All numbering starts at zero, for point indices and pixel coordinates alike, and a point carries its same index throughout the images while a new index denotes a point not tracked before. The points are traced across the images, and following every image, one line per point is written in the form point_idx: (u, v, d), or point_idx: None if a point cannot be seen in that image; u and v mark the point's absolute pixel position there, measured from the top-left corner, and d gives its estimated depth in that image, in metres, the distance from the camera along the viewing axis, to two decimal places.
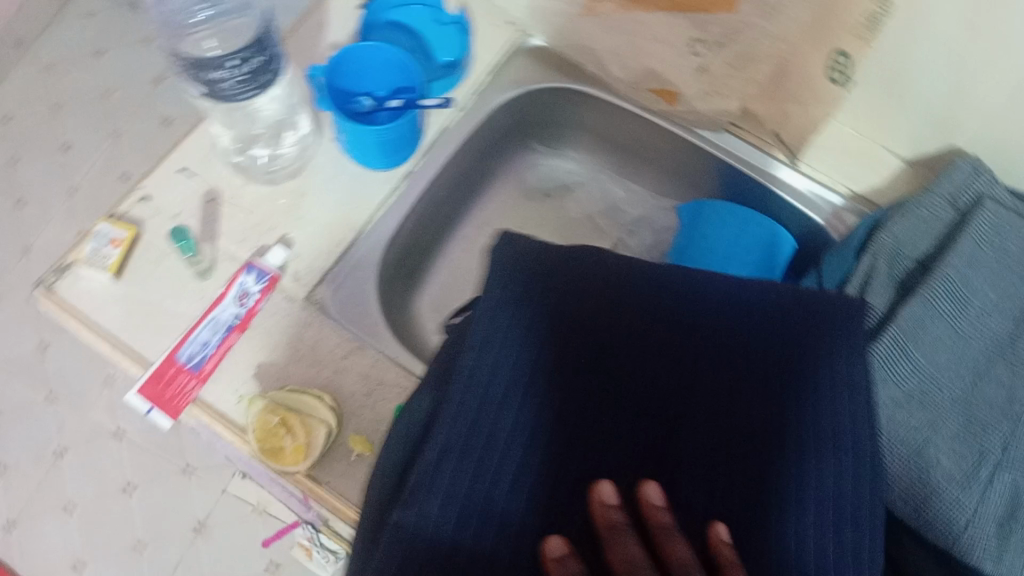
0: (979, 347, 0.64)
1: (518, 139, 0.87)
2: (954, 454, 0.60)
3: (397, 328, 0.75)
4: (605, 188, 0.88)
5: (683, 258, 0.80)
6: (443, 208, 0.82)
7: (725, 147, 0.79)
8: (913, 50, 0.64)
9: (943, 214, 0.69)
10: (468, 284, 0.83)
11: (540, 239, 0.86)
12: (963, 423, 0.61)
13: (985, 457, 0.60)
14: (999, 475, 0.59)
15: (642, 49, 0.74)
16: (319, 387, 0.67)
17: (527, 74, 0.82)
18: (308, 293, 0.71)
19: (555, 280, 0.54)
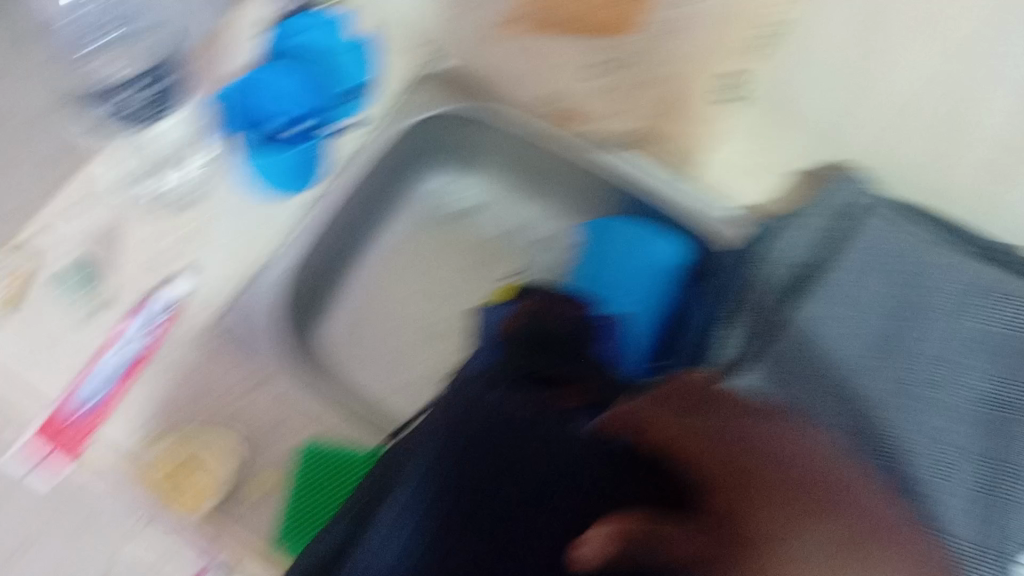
0: (856, 341, 0.68)
1: (422, 163, 0.88)
2: (848, 444, 0.62)
3: (304, 355, 0.73)
4: (508, 210, 0.89)
5: (588, 272, 0.82)
6: (347, 232, 0.81)
7: (635, 170, 0.80)
8: (799, 65, 0.69)
9: (824, 225, 0.74)
10: (374, 310, 0.82)
11: (446, 262, 0.87)
12: (852, 415, 0.64)
13: (870, 439, 0.63)
14: (880, 454, 0.62)
15: (549, 72, 0.76)
16: None
17: (434, 96, 0.83)
18: (211, 319, 0.69)
19: (452, 417, 0.53)
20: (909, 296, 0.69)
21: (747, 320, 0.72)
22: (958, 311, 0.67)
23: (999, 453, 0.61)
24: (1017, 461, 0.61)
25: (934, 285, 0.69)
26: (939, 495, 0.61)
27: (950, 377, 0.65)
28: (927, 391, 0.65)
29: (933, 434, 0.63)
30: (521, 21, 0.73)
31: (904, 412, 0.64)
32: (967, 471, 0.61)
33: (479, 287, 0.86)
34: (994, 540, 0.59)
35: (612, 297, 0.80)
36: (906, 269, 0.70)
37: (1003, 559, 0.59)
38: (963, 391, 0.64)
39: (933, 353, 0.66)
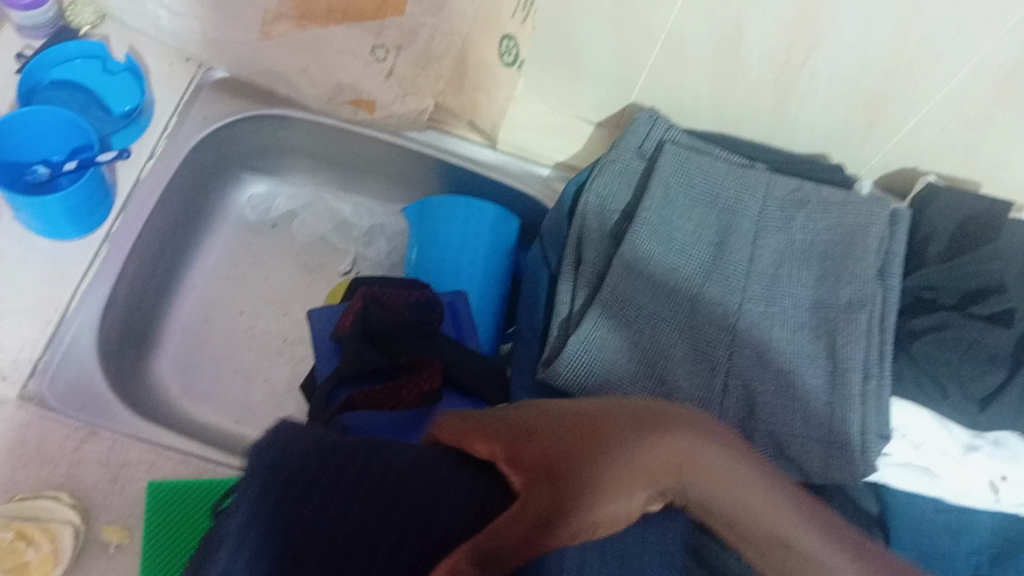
0: (685, 274, 0.70)
1: (228, 174, 0.84)
2: (688, 375, 0.67)
3: (137, 401, 0.70)
4: (331, 206, 0.87)
5: (422, 254, 0.80)
6: (161, 264, 0.77)
7: (430, 143, 0.81)
8: (572, 18, 0.69)
9: (635, 164, 0.75)
10: (210, 336, 0.79)
11: (278, 271, 0.84)
12: (689, 344, 0.68)
13: (717, 371, 0.67)
14: (730, 382, 0.66)
15: (330, 63, 0.74)
16: (54, 486, 0.61)
17: (217, 106, 0.78)
18: (20, 390, 0.64)
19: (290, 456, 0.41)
20: (723, 219, 0.72)
21: (579, 278, 0.71)
22: (766, 226, 0.72)
23: (826, 349, 0.66)
24: (838, 352, 0.65)
25: (743, 205, 0.72)
26: (782, 400, 0.65)
27: (771, 289, 0.69)
28: (755, 306, 0.69)
29: (767, 346, 0.67)
30: (285, 18, 0.70)
31: (744, 334, 0.68)
32: (800, 373, 0.66)
33: (316, 290, 0.84)
34: (837, 430, 0.63)
35: (451, 276, 0.78)
36: (716, 194, 0.73)
37: (850, 446, 0.62)
38: (790, 302, 0.69)
39: (758, 271, 0.70)
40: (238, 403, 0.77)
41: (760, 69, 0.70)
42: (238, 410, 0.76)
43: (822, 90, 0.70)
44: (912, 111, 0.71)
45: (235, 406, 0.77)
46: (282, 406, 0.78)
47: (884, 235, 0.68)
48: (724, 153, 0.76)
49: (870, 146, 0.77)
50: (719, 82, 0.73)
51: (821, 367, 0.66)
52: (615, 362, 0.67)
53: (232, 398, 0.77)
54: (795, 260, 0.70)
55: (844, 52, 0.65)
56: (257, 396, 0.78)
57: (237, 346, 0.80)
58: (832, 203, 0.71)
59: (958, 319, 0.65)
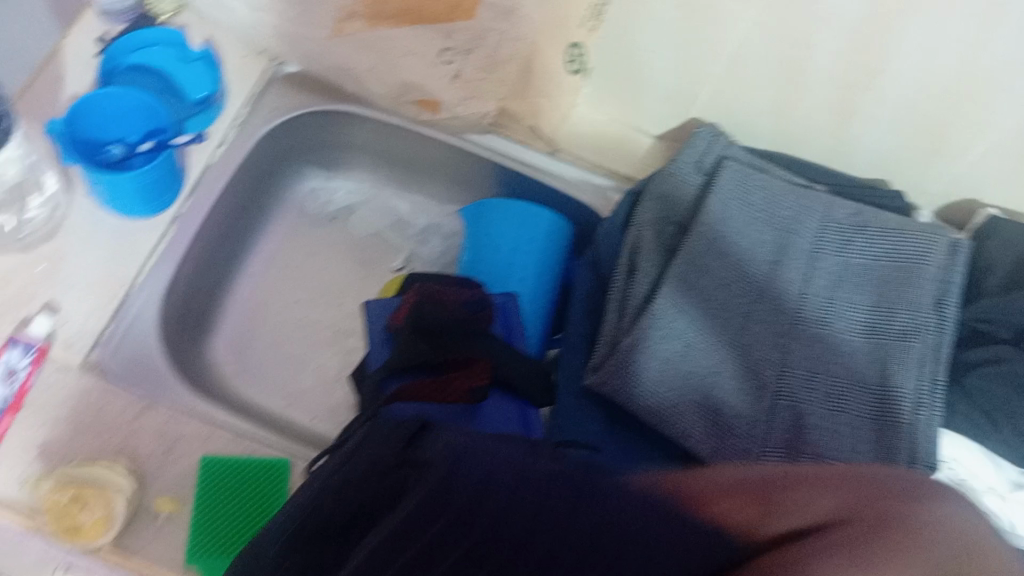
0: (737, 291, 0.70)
1: (293, 167, 0.86)
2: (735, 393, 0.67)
3: (192, 379, 0.72)
4: (390, 202, 0.89)
5: (475, 255, 0.81)
6: (223, 248, 0.80)
7: (491, 147, 0.82)
8: (639, 32, 0.71)
9: (693, 178, 0.75)
10: (265, 321, 0.81)
11: (333, 263, 0.86)
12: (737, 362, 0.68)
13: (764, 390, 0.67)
14: (777, 402, 0.66)
15: (398, 63, 0.75)
16: (111, 453, 0.63)
17: (287, 99, 0.81)
18: (83, 359, 0.67)
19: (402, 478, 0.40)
20: (778, 237, 0.72)
21: (631, 289, 0.71)
22: (823, 248, 0.71)
23: (877, 376, 0.65)
24: (889, 382, 0.64)
25: (800, 224, 0.72)
26: (827, 425, 0.65)
27: (823, 311, 0.68)
28: (806, 329, 0.68)
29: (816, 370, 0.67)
30: (357, 19, 0.72)
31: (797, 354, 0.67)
32: (851, 398, 0.65)
33: (368, 284, 0.85)
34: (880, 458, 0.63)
35: (501, 278, 0.79)
36: (773, 212, 0.72)
37: None
38: (845, 324, 0.68)
39: (815, 292, 0.69)
40: (287, 388, 0.78)
41: (823, 89, 0.70)
42: (287, 395, 0.78)
43: (887, 114, 0.70)
44: (977, 141, 0.70)
45: (284, 391, 0.78)
46: (329, 395, 0.79)
47: (944, 266, 0.67)
48: (784, 171, 0.75)
49: (931, 174, 0.76)
50: (780, 103, 0.73)
51: (871, 393, 0.65)
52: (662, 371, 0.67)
53: (282, 383, 0.79)
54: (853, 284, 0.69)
55: (911, 74, 0.64)
56: (306, 383, 0.79)
57: (289, 333, 0.81)
58: (891, 228, 0.70)
59: (1013, 353, 0.64)
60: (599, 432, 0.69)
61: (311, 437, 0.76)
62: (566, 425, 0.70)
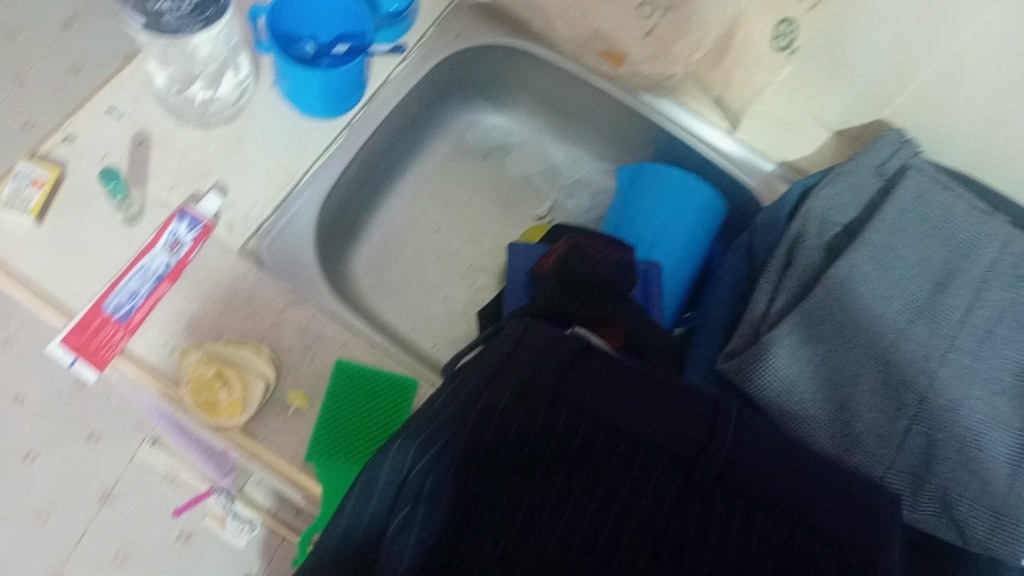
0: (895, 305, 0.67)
1: (460, 97, 0.86)
2: (871, 406, 0.64)
3: (334, 284, 0.73)
4: (545, 149, 0.88)
5: (624, 219, 0.80)
6: (381, 163, 0.80)
7: (661, 112, 0.80)
8: (852, 24, 0.68)
9: (871, 180, 0.72)
10: (405, 242, 0.82)
11: (478, 199, 0.86)
12: (880, 377, 0.65)
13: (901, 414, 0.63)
14: (914, 425, 0.63)
15: (592, 10, 0.73)
16: (256, 339, 0.65)
17: (472, 28, 0.80)
18: (241, 244, 0.68)
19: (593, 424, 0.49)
20: (948, 260, 0.69)
21: (784, 282, 0.69)
22: (994, 279, 0.67)
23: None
24: None
25: (975, 251, 0.68)
26: (965, 459, 0.61)
27: (981, 344, 0.65)
28: (960, 356, 0.65)
29: (963, 401, 0.63)
30: None
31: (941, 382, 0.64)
32: (997, 436, 0.61)
33: (509, 226, 0.85)
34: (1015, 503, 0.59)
35: (649, 246, 0.78)
36: (949, 232, 0.69)
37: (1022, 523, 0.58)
38: (1000, 362, 0.64)
39: (972, 324, 0.66)
40: (417, 311, 0.79)
41: None
42: (414, 318, 0.79)
43: None
44: None
45: (412, 314, 0.79)
46: (454, 326, 0.80)
47: None
48: (969, 194, 0.71)
49: None
50: (983, 124, 0.69)
51: (1017, 435, 0.61)
52: (800, 370, 0.65)
53: (412, 306, 0.79)
54: (1009, 309, 0.66)
55: None
56: (433, 310, 0.80)
57: (426, 260, 0.82)
58: None
59: None
60: None
61: (433, 363, 0.77)
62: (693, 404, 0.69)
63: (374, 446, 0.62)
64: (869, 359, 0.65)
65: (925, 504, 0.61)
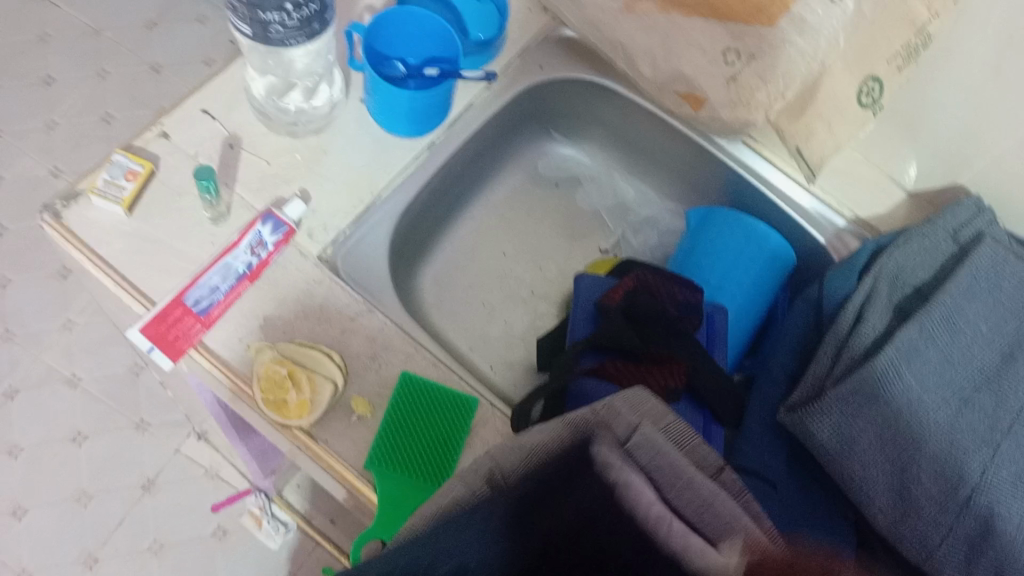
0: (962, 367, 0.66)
1: (536, 127, 0.88)
2: (938, 469, 0.63)
3: (401, 297, 0.75)
4: (615, 184, 0.89)
5: (690, 259, 0.81)
6: (455, 185, 0.82)
7: (732, 156, 0.81)
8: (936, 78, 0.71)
9: (944, 245, 0.72)
10: (471, 264, 0.84)
11: (545, 228, 0.87)
12: (950, 441, 0.63)
13: (965, 480, 0.63)
14: (979, 493, 0.62)
15: (677, 52, 0.75)
16: (327, 343, 0.66)
17: (555, 61, 0.82)
18: (319, 250, 0.71)
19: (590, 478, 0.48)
20: (1021, 332, 0.68)
21: (854, 335, 0.69)
22: None
23: None
24: None
25: None
26: None
27: None
28: None
29: None
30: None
31: (1005, 455, 0.63)
32: None
33: (573, 257, 0.86)
34: None
35: (713, 289, 0.78)
36: (1021, 304, 0.69)
37: None
38: None
39: None
40: (477, 333, 0.80)
41: None
42: (474, 339, 0.80)
43: None
44: None
45: (473, 334, 0.80)
46: (512, 350, 0.80)
47: None
48: None
49: None
50: None
51: None
52: (864, 425, 0.64)
53: (473, 327, 0.81)
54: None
55: None
56: (493, 332, 0.81)
57: (490, 283, 0.83)
58: None
59: None
60: (778, 468, 0.69)
61: (489, 384, 0.78)
62: (749, 450, 0.70)
63: (433, 457, 0.63)
64: (938, 420, 0.64)
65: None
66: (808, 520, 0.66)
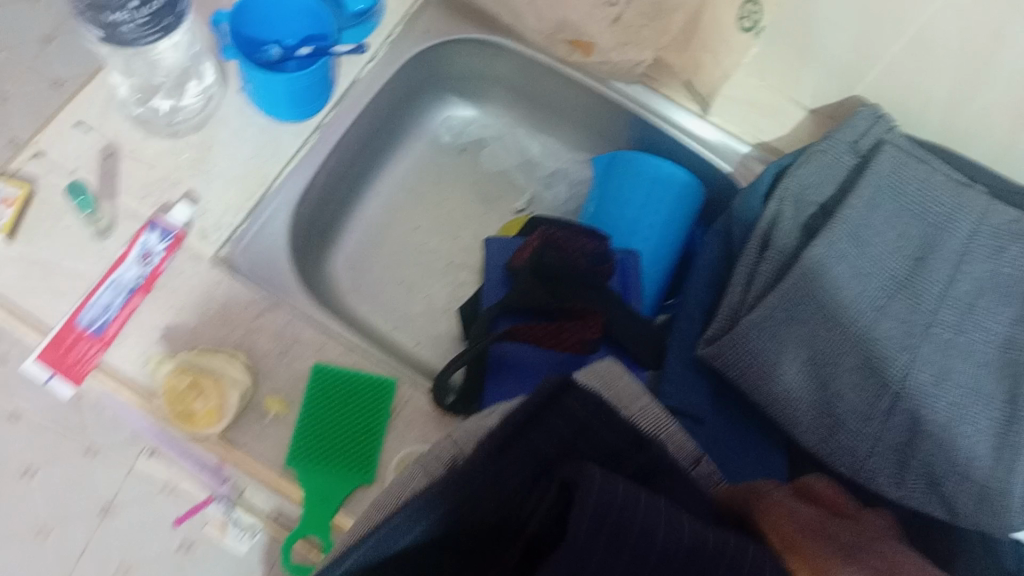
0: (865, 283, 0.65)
1: (431, 94, 0.85)
2: (854, 384, 0.64)
3: (311, 286, 0.73)
4: (521, 141, 0.87)
5: (601, 206, 0.80)
6: (355, 165, 0.80)
7: (635, 98, 0.80)
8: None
9: (846, 158, 0.72)
10: (383, 243, 0.81)
11: (455, 195, 0.85)
12: (861, 355, 0.64)
13: (882, 391, 0.64)
14: (897, 402, 0.63)
15: (558, 0, 0.73)
16: (232, 346, 0.65)
17: (440, 24, 0.79)
18: (215, 252, 0.68)
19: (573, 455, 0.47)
20: (929, 233, 0.68)
21: (759, 266, 0.70)
22: (977, 249, 0.66)
23: (1007, 394, 0.61)
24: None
25: (954, 222, 0.67)
26: (945, 436, 0.61)
27: (963, 317, 0.65)
28: (941, 331, 0.64)
29: (944, 379, 0.63)
30: None
31: (921, 359, 0.63)
32: (979, 413, 0.61)
33: (488, 220, 0.84)
34: (998, 478, 0.59)
35: (626, 234, 0.78)
36: (927, 205, 0.68)
37: (1006, 498, 0.58)
38: (980, 337, 0.64)
39: (954, 297, 0.65)
40: (397, 310, 0.78)
41: (1009, 86, 0.64)
42: (397, 318, 0.78)
43: None
44: None
45: (395, 314, 0.78)
46: (437, 324, 0.78)
47: None
48: (944, 165, 0.70)
49: None
50: (957, 95, 0.68)
51: (998, 410, 0.61)
52: (776, 351, 0.66)
53: (393, 306, 0.78)
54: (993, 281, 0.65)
55: None
56: (415, 309, 0.79)
57: (406, 258, 0.81)
58: None
59: None
60: (705, 404, 0.69)
61: (416, 362, 0.76)
62: (673, 391, 0.69)
63: (367, 448, 0.63)
64: (849, 337, 0.65)
65: (912, 481, 0.62)
66: (730, 455, 0.67)
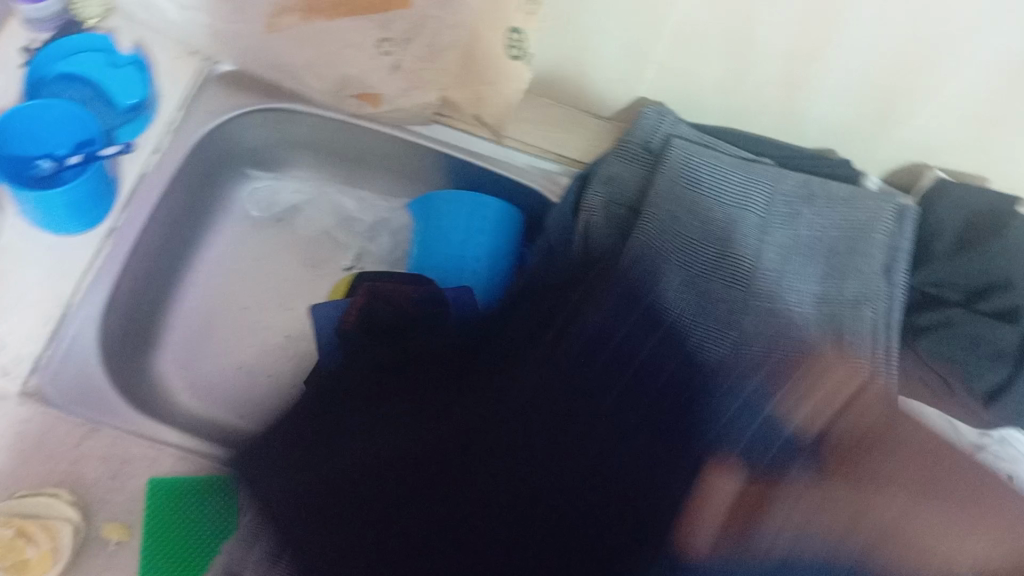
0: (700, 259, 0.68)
1: (232, 170, 0.83)
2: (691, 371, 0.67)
3: (138, 397, 0.69)
4: (335, 200, 0.86)
5: (425, 248, 0.79)
6: (164, 259, 0.76)
7: (438, 137, 0.80)
8: (582, 13, 0.67)
9: (640, 159, 0.74)
10: (212, 332, 0.78)
11: (278, 266, 0.83)
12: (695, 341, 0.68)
13: (719, 372, 0.66)
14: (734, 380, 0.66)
15: (333, 57, 0.72)
16: (55, 484, 0.60)
17: (222, 101, 0.77)
18: (21, 386, 0.63)
19: None
20: (728, 213, 0.70)
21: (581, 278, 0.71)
22: (773, 218, 0.70)
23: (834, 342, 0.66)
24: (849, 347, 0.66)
25: (748, 197, 0.70)
26: (784, 402, 0.64)
27: (776, 285, 0.68)
28: (761, 303, 0.67)
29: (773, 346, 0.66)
30: (292, 13, 0.68)
31: (748, 333, 0.67)
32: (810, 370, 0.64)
33: (317, 284, 0.82)
34: (842, 428, 0.63)
35: (453, 271, 0.77)
36: (722, 187, 0.70)
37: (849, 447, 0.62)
38: (796, 299, 0.67)
39: (765, 268, 0.68)
40: (239, 398, 0.75)
41: (768, 64, 0.67)
42: (240, 407, 0.75)
43: (834, 85, 0.68)
44: (920, 111, 0.68)
45: (236, 403, 0.75)
46: (284, 403, 0.76)
47: (892, 230, 0.67)
48: (730, 148, 0.74)
49: (878, 145, 0.75)
50: (727, 79, 0.71)
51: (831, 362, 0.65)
52: (608, 357, 0.66)
53: (233, 395, 0.75)
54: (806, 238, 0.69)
55: (856, 52, 0.63)
56: (258, 393, 0.76)
57: (239, 343, 0.78)
58: (838, 198, 0.69)
59: (963, 316, 0.66)
60: None
61: (267, 448, 0.73)
62: None
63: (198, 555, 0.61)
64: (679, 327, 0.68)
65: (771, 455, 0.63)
66: None
